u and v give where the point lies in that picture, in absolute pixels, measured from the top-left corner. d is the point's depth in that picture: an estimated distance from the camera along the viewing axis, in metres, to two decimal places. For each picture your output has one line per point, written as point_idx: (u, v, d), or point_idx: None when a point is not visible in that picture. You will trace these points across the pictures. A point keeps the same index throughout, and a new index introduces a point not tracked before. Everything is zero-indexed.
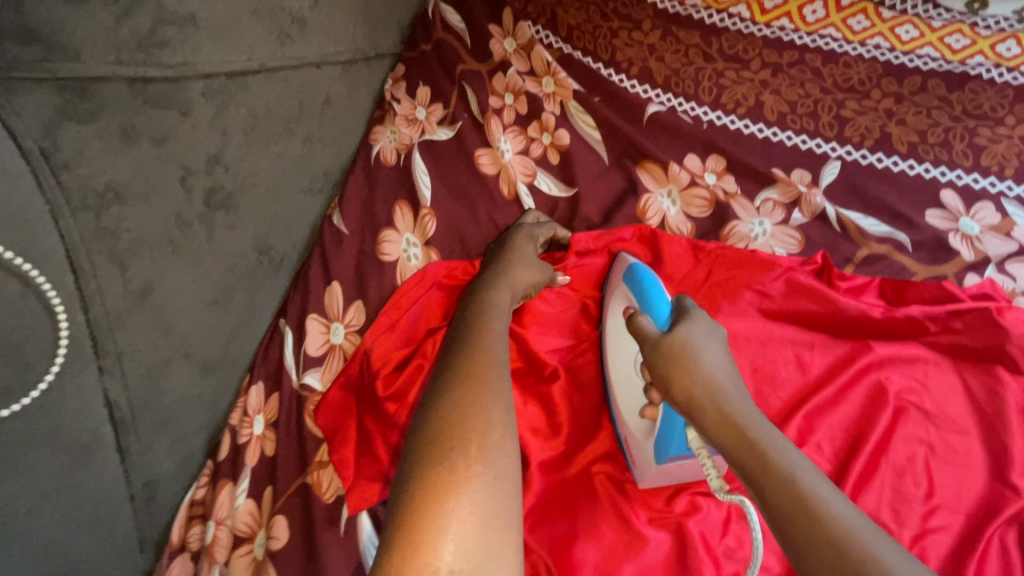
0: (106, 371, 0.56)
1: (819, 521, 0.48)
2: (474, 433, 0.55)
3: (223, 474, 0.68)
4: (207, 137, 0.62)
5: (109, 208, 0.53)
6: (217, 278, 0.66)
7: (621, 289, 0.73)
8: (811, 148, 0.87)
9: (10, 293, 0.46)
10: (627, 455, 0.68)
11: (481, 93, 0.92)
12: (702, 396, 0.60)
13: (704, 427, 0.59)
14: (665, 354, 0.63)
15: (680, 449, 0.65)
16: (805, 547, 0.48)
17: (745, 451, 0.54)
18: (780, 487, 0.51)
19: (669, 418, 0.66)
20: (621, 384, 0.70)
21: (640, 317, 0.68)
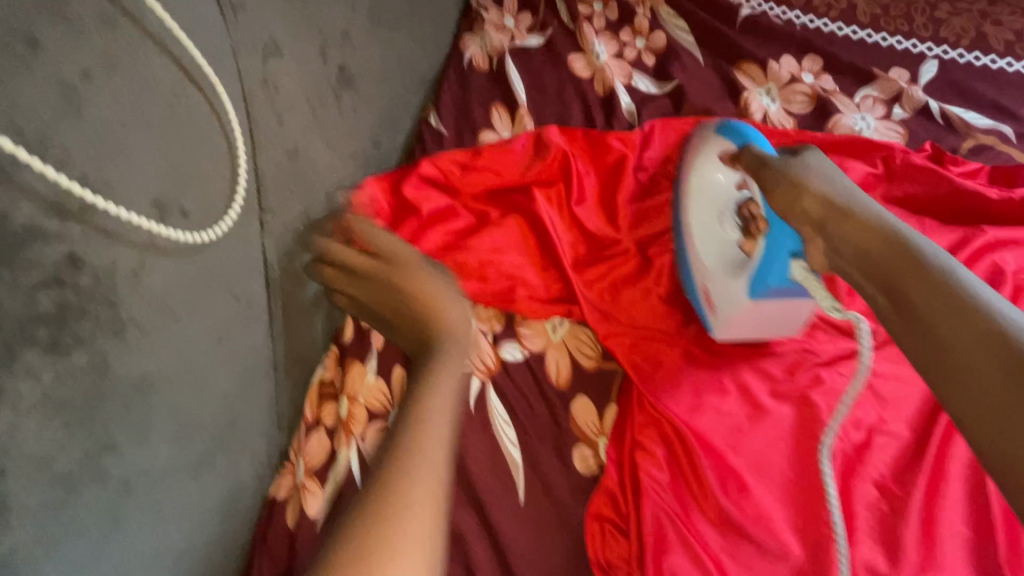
0: (266, 230, 0.55)
1: (920, 271, 0.50)
2: (415, 465, 0.46)
3: (349, 354, 0.70)
4: (341, 12, 0.62)
5: (270, 60, 0.52)
6: (344, 160, 0.67)
7: (719, 142, 0.72)
8: (907, 49, 0.86)
9: (206, 120, 0.44)
10: (705, 306, 0.69)
11: (570, 2, 0.91)
12: (834, 211, 0.58)
13: (840, 240, 0.57)
14: (790, 177, 0.62)
15: (779, 282, 0.65)
16: (944, 339, 0.47)
17: (854, 237, 0.55)
18: (885, 255, 0.53)
19: (770, 247, 0.65)
20: (704, 235, 0.70)
21: (743, 156, 0.69)
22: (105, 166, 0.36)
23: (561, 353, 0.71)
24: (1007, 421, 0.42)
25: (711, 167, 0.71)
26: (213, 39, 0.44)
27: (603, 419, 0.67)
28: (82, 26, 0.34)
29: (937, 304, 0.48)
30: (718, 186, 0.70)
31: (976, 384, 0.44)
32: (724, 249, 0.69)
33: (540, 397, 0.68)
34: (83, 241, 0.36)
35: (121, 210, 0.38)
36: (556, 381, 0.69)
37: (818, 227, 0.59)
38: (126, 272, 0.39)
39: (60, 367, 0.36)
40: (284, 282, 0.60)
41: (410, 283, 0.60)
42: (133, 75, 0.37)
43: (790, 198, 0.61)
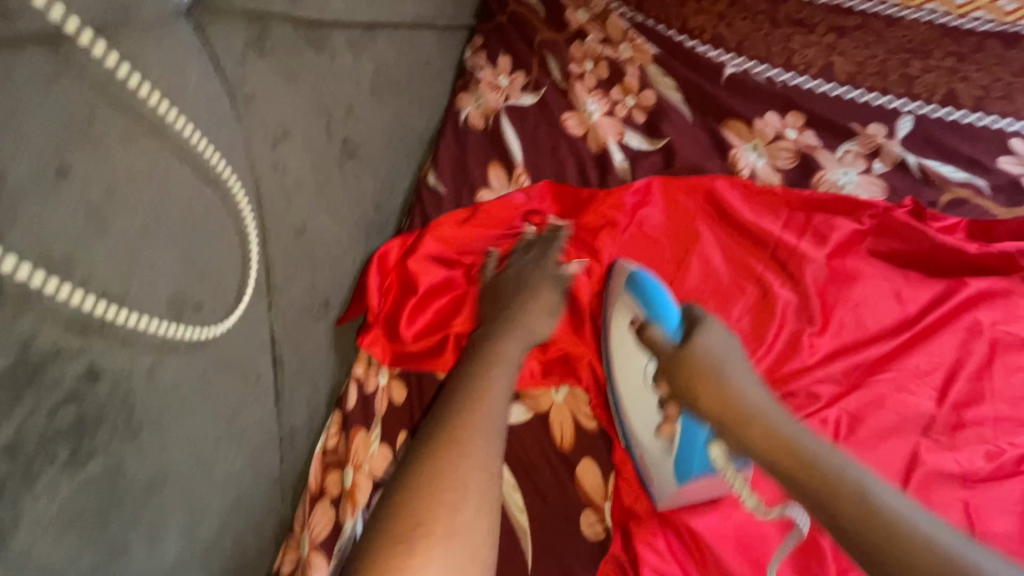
0: (274, 309, 0.55)
1: (853, 506, 0.55)
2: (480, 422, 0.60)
3: (353, 423, 0.69)
4: (345, 87, 0.63)
5: (279, 144, 0.53)
6: (349, 228, 0.67)
7: (624, 300, 0.73)
8: (883, 104, 0.91)
9: (221, 214, 0.45)
10: (644, 478, 0.66)
11: (562, 61, 0.94)
12: (792, 461, 0.59)
13: (747, 441, 0.63)
14: (692, 373, 0.69)
15: (701, 469, 0.68)
16: (853, 526, 0.54)
17: (812, 482, 0.58)
18: (852, 516, 0.55)
19: (686, 433, 0.71)
20: (632, 392, 0.71)
21: (653, 330, 0.72)
22: (125, 273, 0.37)
23: (564, 415, 0.71)
24: (870, 558, 0.53)
25: (620, 334, 0.74)
26: (228, 134, 0.45)
27: (607, 484, 0.68)
28: (107, 142, 0.35)
29: (881, 544, 0.52)
30: (640, 368, 0.73)
31: (841, 510, 0.55)
32: (649, 418, 0.71)
33: (543, 459, 0.69)
34: (103, 351, 0.36)
35: (137, 315, 0.38)
36: (560, 444, 0.70)
37: (795, 488, 0.59)
38: (142, 372, 0.39)
39: (78, 480, 0.36)
40: (290, 355, 0.60)
41: (521, 289, 0.73)
42: (152, 183, 0.38)
43: (731, 413, 0.65)
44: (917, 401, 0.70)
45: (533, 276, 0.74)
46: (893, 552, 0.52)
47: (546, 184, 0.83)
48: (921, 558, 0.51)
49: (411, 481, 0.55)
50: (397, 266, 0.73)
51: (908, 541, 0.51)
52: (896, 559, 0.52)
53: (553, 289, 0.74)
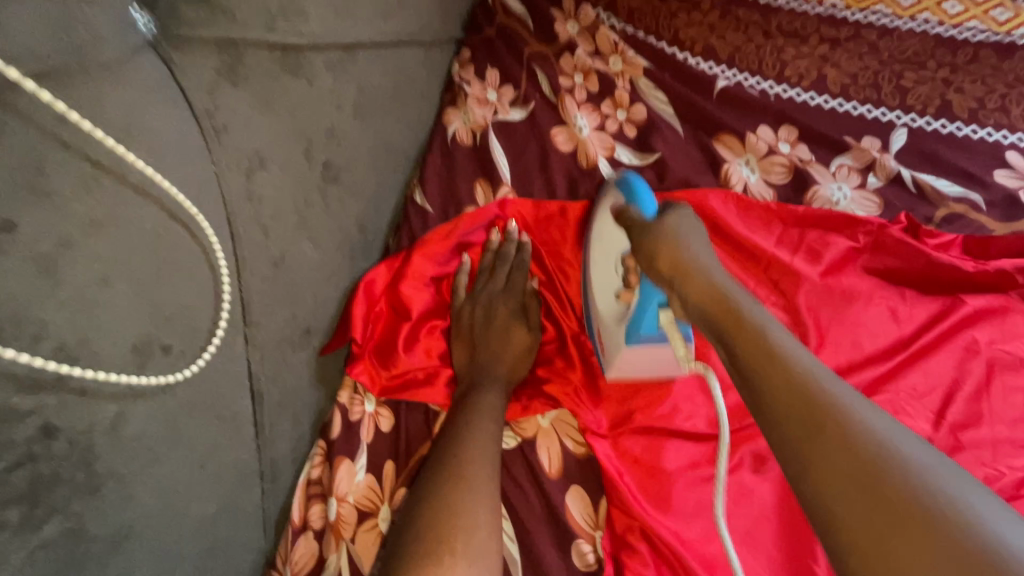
0: (251, 344, 0.54)
1: (808, 408, 0.43)
2: (470, 477, 0.59)
3: (337, 452, 0.67)
4: (325, 110, 0.61)
5: (255, 174, 0.51)
6: (332, 253, 0.66)
7: (610, 194, 0.70)
8: (877, 117, 0.89)
9: (190, 253, 0.43)
10: (598, 350, 0.70)
11: (551, 75, 0.92)
12: (756, 353, 0.48)
13: (760, 392, 0.46)
14: (656, 240, 0.62)
15: (652, 330, 0.65)
16: (808, 467, 0.41)
17: (751, 350, 0.49)
18: (801, 410, 0.43)
19: (645, 296, 0.64)
20: (602, 280, 0.70)
21: (628, 211, 0.66)
22: (80, 326, 0.36)
23: (550, 440, 0.69)
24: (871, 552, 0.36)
25: (607, 227, 0.70)
26: (198, 174, 0.44)
27: (598, 510, 0.66)
28: (60, 195, 0.34)
29: (831, 449, 0.40)
30: (616, 239, 0.69)
31: (825, 453, 0.40)
32: (608, 291, 0.69)
33: (532, 488, 0.67)
34: (57, 410, 0.35)
35: (93, 370, 0.37)
36: (549, 471, 0.68)
37: (734, 365, 0.50)
38: (105, 427, 0.38)
39: (35, 543, 0.35)
40: (270, 388, 0.58)
41: (492, 330, 0.73)
42: (109, 227, 0.37)
43: (691, 292, 0.56)
44: (914, 423, 0.68)
45: (500, 310, 0.74)
46: (870, 504, 0.37)
47: (507, 198, 0.77)
48: (861, 454, 0.39)
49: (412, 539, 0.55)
50: (386, 292, 0.72)
51: (894, 486, 0.37)
52: (878, 512, 0.36)
53: (523, 327, 0.75)
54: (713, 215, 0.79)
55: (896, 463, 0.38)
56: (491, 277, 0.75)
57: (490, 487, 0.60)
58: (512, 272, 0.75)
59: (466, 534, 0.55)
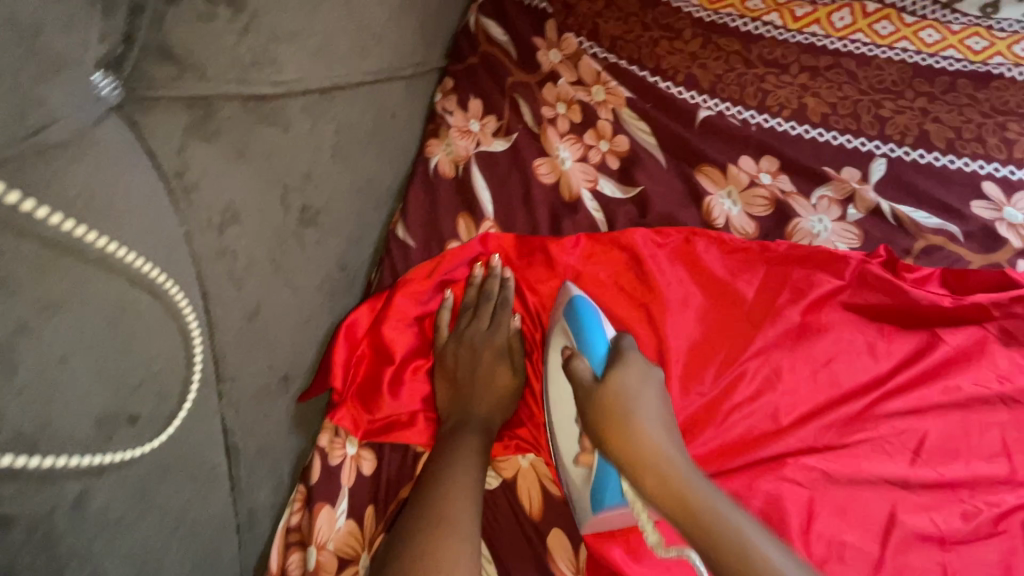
0: (225, 399, 0.53)
1: (722, 546, 0.53)
2: (452, 522, 0.60)
3: (317, 498, 0.66)
4: (302, 155, 0.61)
5: (228, 228, 0.51)
6: (310, 297, 0.65)
7: (560, 327, 0.71)
8: (856, 147, 0.90)
9: (158, 319, 0.43)
10: (568, 498, 0.66)
11: (534, 105, 0.92)
12: (677, 506, 0.56)
13: (676, 516, 0.56)
14: (604, 406, 0.64)
15: (616, 498, 0.63)
16: (711, 557, 0.54)
17: (667, 501, 0.57)
18: (733, 560, 0.52)
19: (604, 469, 0.64)
20: (566, 446, 0.67)
21: (578, 362, 0.67)
22: (36, 409, 0.35)
23: (530, 481, 0.69)
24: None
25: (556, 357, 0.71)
26: (165, 235, 0.44)
27: (579, 554, 0.66)
28: (19, 278, 0.35)
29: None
30: (566, 384, 0.70)
31: (722, 545, 0.53)
32: (570, 446, 0.67)
33: (513, 530, 0.67)
34: (12, 498, 0.35)
35: (44, 456, 0.36)
36: (530, 513, 0.68)
37: (693, 538, 0.55)
38: (66, 506, 0.38)
39: None
40: (246, 442, 0.57)
41: (475, 372, 0.72)
42: (69, 306, 0.37)
43: (635, 455, 0.60)
44: (892, 462, 0.69)
45: (484, 349, 0.73)
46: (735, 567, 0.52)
47: (489, 235, 0.77)
48: (738, 555, 0.52)
49: None
50: (368, 334, 0.71)
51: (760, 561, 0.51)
52: (735, 565, 0.52)
53: (507, 366, 0.74)
54: (692, 249, 0.80)
55: (756, 557, 0.52)
56: (474, 314, 0.75)
57: (471, 529, 0.60)
58: (496, 309, 0.75)
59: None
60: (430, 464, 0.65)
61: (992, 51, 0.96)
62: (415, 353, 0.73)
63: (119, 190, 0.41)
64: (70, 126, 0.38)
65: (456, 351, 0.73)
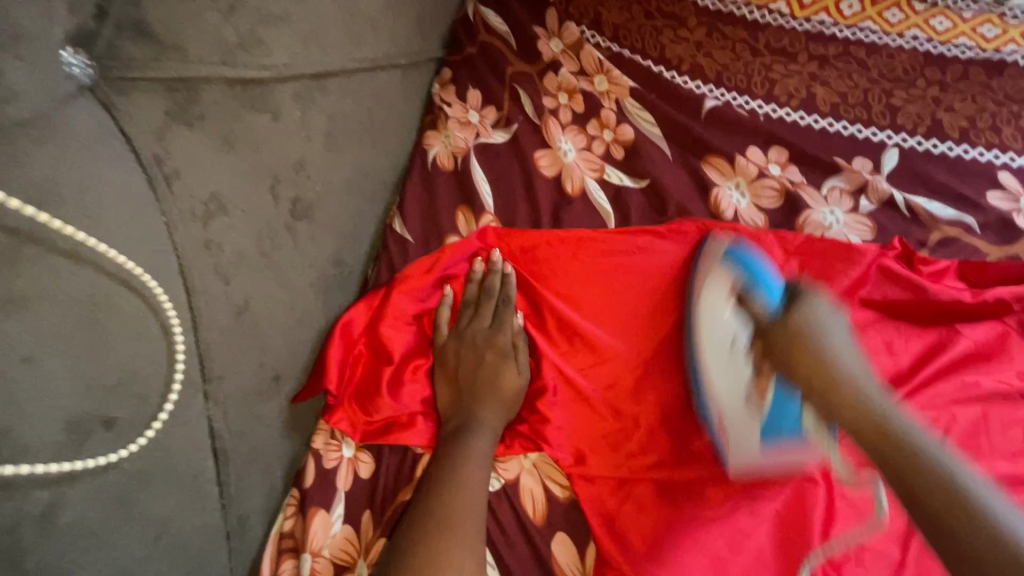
0: (211, 400, 0.50)
1: (925, 474, 0.48)
2: (454, 529, 0.57)
3: (311, 501, 0.63)
4: (292, 144, 0.58)
5: (213, 221, 0.48)
6: (303, 293, 0.62)
7: (720, 273, 0.68)
8: (867, 137, 0.87)
9: (134, 316, 0.41)
10: (718, 439, 0.63)
11: (535, 95, 0.90)
12: (869, 429, 0.52)
13: (837, 416, 0.55)
14: (790, 339, 0.59)
15: (791, 431, 0.62)
16: (919, 497, 0.48)
17: (827, 385, 0.55)
18: (933, 486, 0.48)
19: (778, 402, 0.63)
20: (714, 338, 0.65)
21: (753, 302, 0.64)
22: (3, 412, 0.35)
23: (533, 482, 0.66)
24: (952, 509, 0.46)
25: (717, 305, 0.66)
26: (139, 226, 0.42)
27: (585, 558, 0.63)
28: None
29: (921, 476, 0.48)
30: (728, 318, 0.65)
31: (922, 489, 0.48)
32: (737, 385, 0.64)
33: (517, 532, 0.64)
34: None
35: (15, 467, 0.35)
36: (533, 516, 0.65)
37: (875, 435, 0.52)
38: (34, 516, 0.37)
39: None
40: (233, 447, 0.54)
41: (477, 371, 0.68)
42: (36, 304, 0.36)
43: (827, 389, 0.56)
44: None
45: (487, 348, 0.69)
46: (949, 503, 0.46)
47: (489, 228, 0.76)
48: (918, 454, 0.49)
49: None
50: (364, 332, 0.68)
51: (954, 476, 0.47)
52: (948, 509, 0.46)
53: (512, 364, 0.69)
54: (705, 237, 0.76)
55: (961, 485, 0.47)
56: (474, 311, 0.71)
57: (475, 536, 0.57)
58: (498, 306, 0.71)
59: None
60: (432, 467, 0.63)
61: (1005, 39, 0.93)
62: (414, 353, 0.70)
63: (89, 180, 0.39)
64: (31, 107, 0.37)
65: (458, 348, 0.70)
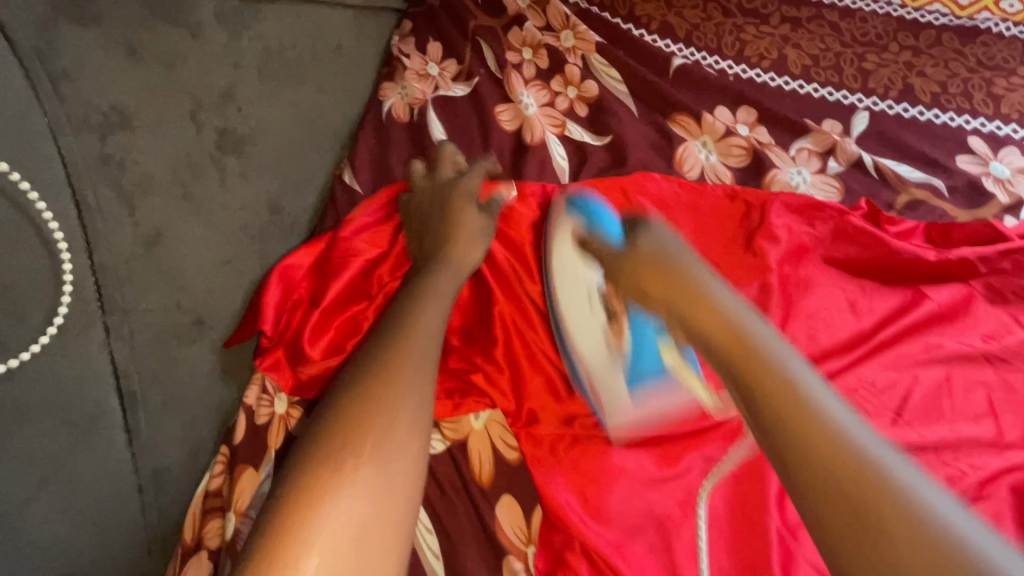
0: (114, 333, 0.53)
1: (800, 413, 0.43)
2: (402, 372, 0.50)
3: (241, 459, 0.57)
4: (220, 70, 0.59)
5: (115, 134, 0.52)
6: (230, 234, 0.58)
7: (565, 223, 0.68)
8: (838, 100, 0.85)
9: (8, 225, 0.46)
10: (593, 405, 0.62)
11: (498, 49, 0.86)
12: (731, 339, 0.49)
13: (738, 374, 0.48)
14: (633, 259, 0.61)
15: (653, 374, 0.64)
16: (793, 449, 0.42)
17: (717, 333, 0.50)
18: (776, 396, 0.44)
19: (638, 331, 0.65)
20: (566, 271, 0.67)
21: (595, 240, 0.66)
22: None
23: (482, 443, 0.62)
24: (809, 464, 0.41)
25: (568, 260, 0.67)
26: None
27: (531, 521, 0.59)
28: None
29: (827, 504, 0.40)
30: (583, 273, 0.67)
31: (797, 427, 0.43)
32: (593, 336, 0.65)
33: (458, 493, 0.60)
34: None
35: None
36: (479, 477, 0.61)
37: (742, 389, 0.47)
38: None
39: None
40: None
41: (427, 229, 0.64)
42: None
43: (714, 325, 0.51)
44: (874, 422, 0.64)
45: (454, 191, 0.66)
46: (821, 459, 0.41)
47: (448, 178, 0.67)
48: (791, 394, 0.44)
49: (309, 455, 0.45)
50: (307, 274, 0.62)
51: (823, 430, 0.42)
52: (827, 466, 0.40)
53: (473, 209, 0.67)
54: (656, 200, 0.74)
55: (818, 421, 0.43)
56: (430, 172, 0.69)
57: (422, 386, 0.51)
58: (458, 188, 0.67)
59: (383, 434, 0.47)
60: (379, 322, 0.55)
61: (978, 7, 0.92)
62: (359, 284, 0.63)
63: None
64: None
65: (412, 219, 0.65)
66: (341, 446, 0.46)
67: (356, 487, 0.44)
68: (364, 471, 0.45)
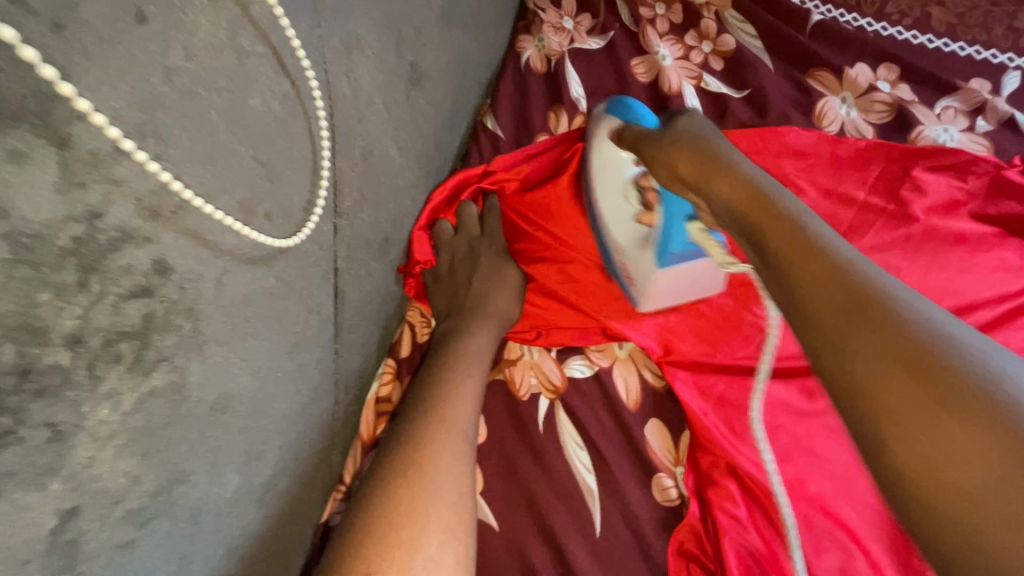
0: (339, 235, 0.51)
1: (926, 416, 0.34)
2: (446, 421, 0.54)
3: (407, 371, 0.66)
4: (419, 5, 0.59)
5: (353, 53, 0.48)
6: (410, 162, 0.62)
7: (605, 122, 0.69)
8: (986, 59, 0.82)
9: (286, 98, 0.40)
10: (625, 279, 0.67)
11: (631, 3, 0.87)
12: (827, 281, 0.41)
13: (817, 326, 0.41)
14: (668, 147, 0.59)
15: (682, 249, 0.64)
16: (882, 416, 0.36)
17: (811, 287, 0.42)
18: (879, 355, 0.37)
19: (670, 210, 0.64)
20: (602, 164, 0.69)
21: (631, 129, 0.66)
22: (144, 102, 0.29)
23: (629, 370, 0.66)
24: (910, 410, 0.35)
25: (606, 152, 0.69)
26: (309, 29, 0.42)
27: (679, 446, 0.63)
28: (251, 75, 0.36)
29: (944, 434, 0.33)
30: (619, 162, 0.69)
31: (930, 431, 0.34)
32: (629, 228, 0.67)
33: (609, 416, 0.64)
34: (172, 245, 0.32)
35: (185, 186, 0.32)
36: (629, 402, 0.65)
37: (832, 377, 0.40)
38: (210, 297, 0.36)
39: (143, 389, 0.31)
40: (352, 289, 0.55)
41: (460, 260, 0.70)
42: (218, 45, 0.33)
43: (820, 277, 0.42)
44: None
45: (481, 258, 0.71)
46: (917, 425, 0.34)
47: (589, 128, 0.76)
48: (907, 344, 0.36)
49: (375, 483, 0.50)
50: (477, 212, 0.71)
51: (944, 389, 0.34)
52: (923, 456, 0.34)
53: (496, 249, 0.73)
54: (798, 151, 0.75)
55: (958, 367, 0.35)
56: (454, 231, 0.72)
57: (470, 425, 0.56)
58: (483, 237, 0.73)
59: (441, 467, 0.51)
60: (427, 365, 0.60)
61: None
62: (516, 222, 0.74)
63: None
64: None
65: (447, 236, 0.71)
66: (404, 475, 0.50)
67: (421, 520, 0.48)
68: (423, 517, 0.48)
